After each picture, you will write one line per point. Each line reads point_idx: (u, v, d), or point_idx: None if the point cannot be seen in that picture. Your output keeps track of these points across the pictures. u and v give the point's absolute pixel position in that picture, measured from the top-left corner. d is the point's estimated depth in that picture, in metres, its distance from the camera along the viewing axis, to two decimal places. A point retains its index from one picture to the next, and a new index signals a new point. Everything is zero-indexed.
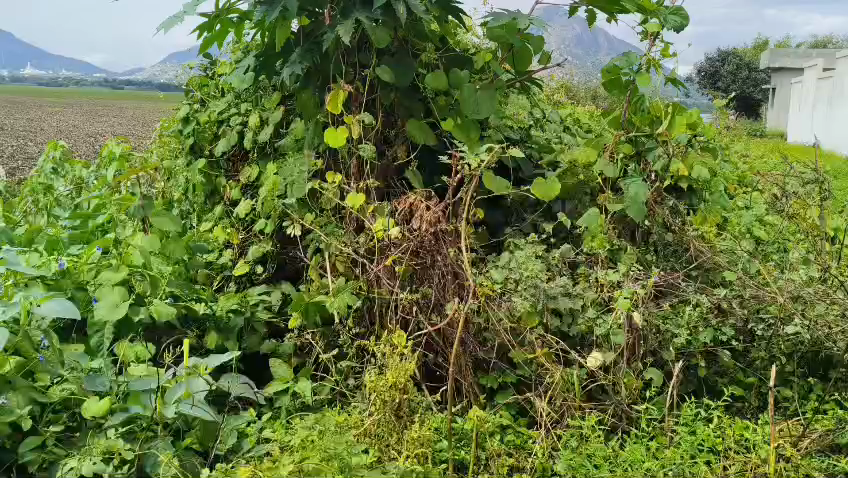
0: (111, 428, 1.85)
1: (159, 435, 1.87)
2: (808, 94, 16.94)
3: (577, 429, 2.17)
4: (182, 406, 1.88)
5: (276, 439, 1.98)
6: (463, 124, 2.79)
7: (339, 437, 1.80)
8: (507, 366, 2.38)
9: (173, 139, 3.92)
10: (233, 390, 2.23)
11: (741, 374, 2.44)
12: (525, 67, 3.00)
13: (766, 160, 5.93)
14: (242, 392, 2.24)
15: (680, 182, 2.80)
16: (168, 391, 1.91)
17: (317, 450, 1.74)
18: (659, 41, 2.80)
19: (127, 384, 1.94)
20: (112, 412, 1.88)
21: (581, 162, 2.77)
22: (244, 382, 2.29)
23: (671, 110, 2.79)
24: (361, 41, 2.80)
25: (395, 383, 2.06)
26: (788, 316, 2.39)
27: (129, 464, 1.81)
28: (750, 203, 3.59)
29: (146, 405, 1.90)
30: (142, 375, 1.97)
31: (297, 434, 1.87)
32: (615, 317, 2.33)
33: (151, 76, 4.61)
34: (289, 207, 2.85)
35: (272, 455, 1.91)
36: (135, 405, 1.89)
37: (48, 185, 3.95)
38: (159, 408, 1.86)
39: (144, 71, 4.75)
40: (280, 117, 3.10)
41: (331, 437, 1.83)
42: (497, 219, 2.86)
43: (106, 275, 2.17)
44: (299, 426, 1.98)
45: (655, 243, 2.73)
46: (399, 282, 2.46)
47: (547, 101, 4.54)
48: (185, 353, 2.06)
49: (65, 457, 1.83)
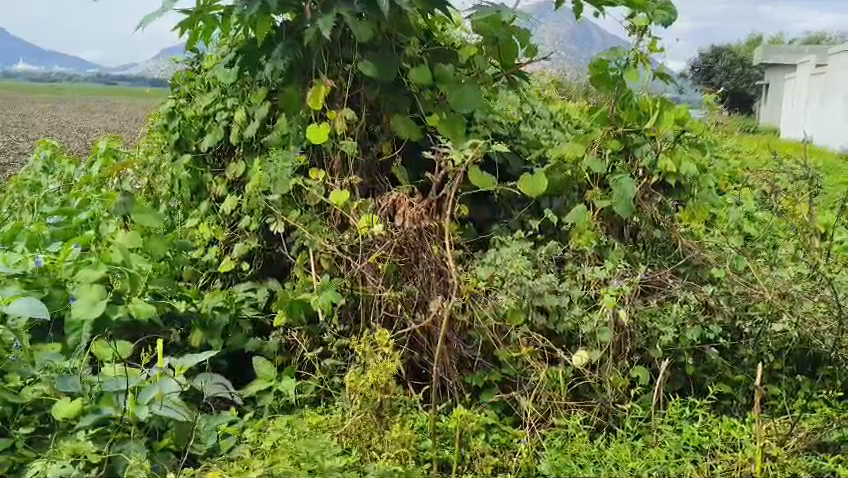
0: (81, 431, 1.80)
1: (133, 437, 1.82)
2: (801, 91, 16.95)
3: (563, 428, 2.15)
4: (158, 408, 1.87)
5: (251, 441, 1.96)
6: (449, 119, 2.77)
7: (313, 441, 1.86)
8: (492, 365, 2.34)
9: (160, 135, 3.87)
10: (207, 391, 2.19)
11: (729, 372, 2.39)
12: (512, 61, 2.98)
13: (758, 157, 5.90)
14: (216, 392, 2.20)
15: (668, 180, 2.75)
16: (142, 392, 1.90)
17: (287, 455, 1.80)
18: (647, 35, 2.77)
19: (100, 386, 1.90)
20: (84, 413, 1.83)
21: (568, 157, 2.78)
22: (219, 382, 2.24)
23: (659, 106, 2.76)
24: (345, 36, 2.75)
25: (376, 383, 2.04)
26: (776, 313, 2.39)
27: (97, 467, 1.74)
28: (740, 200, 3.56)
29: (118, 406, 1.86)
30: (115, 376, 1.97)
31: (269, 439, 1.93)
32: (600, 314, 2.33)
33: (141, 72, 4.56)
34: (272, 203, 2.80)
35: (244, 458, 1.92)
36: (107, 406, 1.85)
37: (36, 182, 3.93)
38: (131, 408, 1.84)
39: (134, 67, 4.72)
40: (265, 113, 3.07)
41: (305, 441, 1.88)
42: (484, 214, 2.82)
43: (84, 273, 2.16)
44: (274, 429, 2.02)
45: (642, 240, 2.71)
46: (382, 280, 2.43)
47: (537, 96, 4.53)
48: (160, 352, 2.06)
49: (35, 460, 1.78)
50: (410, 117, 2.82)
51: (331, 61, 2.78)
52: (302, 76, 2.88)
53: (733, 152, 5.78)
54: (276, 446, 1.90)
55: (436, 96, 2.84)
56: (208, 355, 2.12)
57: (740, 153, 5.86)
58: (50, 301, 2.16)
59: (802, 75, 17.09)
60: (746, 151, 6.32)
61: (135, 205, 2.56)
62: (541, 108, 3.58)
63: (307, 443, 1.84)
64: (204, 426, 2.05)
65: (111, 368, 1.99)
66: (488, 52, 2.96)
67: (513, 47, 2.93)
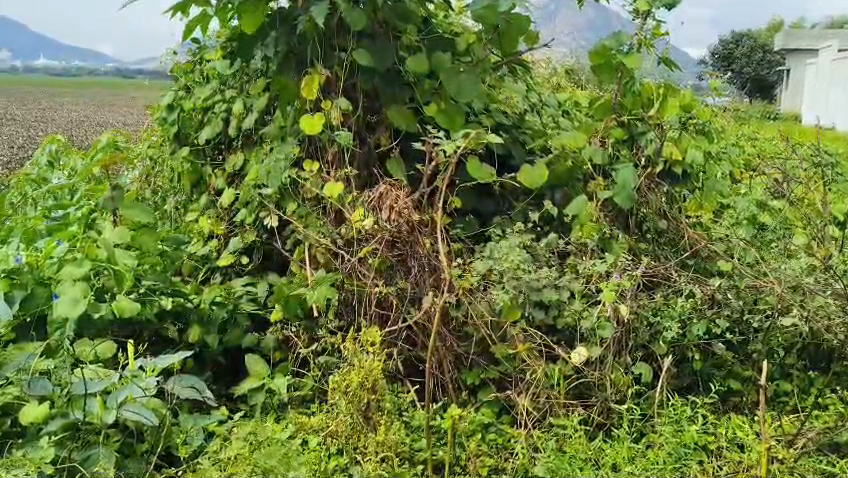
0: (45, 436, 1.78)
1: (102, 442, 1.80)
2: (822, 76, 16.66)
3: (561, 429, 2.08)
4: (126, 410, 1.83)
5: (212, 451, 1.93)
6: (447, 109, 2.65)
7: (275, 449, 1.88)
8: (488, 362, 2.26)
9: (160, 128, 3.81)
10: (181, 393, 2.04)
11: (739, 366, 2.34)
12: (513, 50, 2.84)
13: (775, 143, 5.75)
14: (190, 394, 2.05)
15: (675, 168, 2.66)
16: (111, 395, 1.86)
17: (247, 465, 1.84)
18: (651, 18, 2.68)
19: (70, 388, 1.85)
20: (52, 417, 1.81)
21: (570, 147, 2.65)
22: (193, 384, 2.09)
23: (663, 91, 2.67)
24: (341, 24, 2.68)
25: (362, 383, 1.97)
26: (785, 307, 2.29)
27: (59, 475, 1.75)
28: (755, 188, 3.46)
29: (86, 410, 1.82)
30: (90, 378, 1.93)
31: (230, 447, 1.93)
32: (601, 309, 2.25)
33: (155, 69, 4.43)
34: (268, 196, 2.75)
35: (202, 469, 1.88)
36: (76, 410, 1.83)
37: (39, 177, 3.86)
38: (98, 412, 1.80)
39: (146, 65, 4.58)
40: (263, 104, 3.00)
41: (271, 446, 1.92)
42: (487, 207, 2.70)
43: (66, 269, 2.06)
44: (243, 436, 1.96)
45: (648, 231, 2.61)
46: (374, 275, 2.36)
47: (546, 85, 4.42)
48: (134, 350, 2.02)
49: None
50: (408, 106, 2.70)
51: (327, 50, 2.70)
52: (298, 67, 2.78)
53: (748, 140, 5.65)
54: (234, 458, 1.89)
55: (434, 85, 2.71)
56: (184, 354, 2.07)
57: (756, 140, 5.70)
58: (32, 300, 2.13)
59: (823, 60, 16.77)
60: (762, 139, 6.15)
61: (124, 200, 2.51)
62: (550, 97, 3.50)
63: (266, 453, 1.87)
64: (192, 426, 2.03)
65: (88, 368, 1.94)
66: (489, 41, 2.80)
67: (514, 35, 2.78)
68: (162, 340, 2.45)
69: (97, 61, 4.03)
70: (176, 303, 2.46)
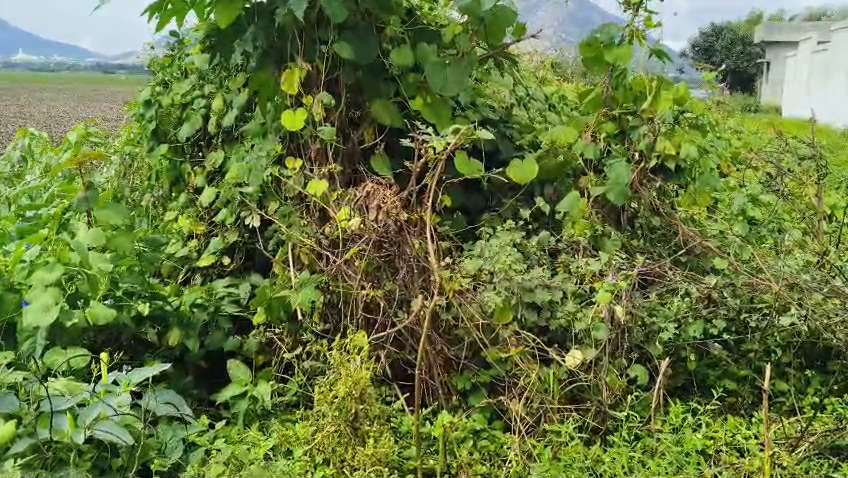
0: (10, 459, 1.63)
1: (71, 462, 1.71)
2: (803, 69, 16.72)
3: (555, 436, 2.02)
4: (98, 430, 1.73)
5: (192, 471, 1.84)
6: (433, 103, 2.56)
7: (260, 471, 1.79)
8: (480, 366, 2.18)
9: (137, 124, 3.69)
10: (159, 410, 1.94)
11: (735, 366, 2.26)
12: (499, 41, 2.68)
13: (760, 136, 5.73)
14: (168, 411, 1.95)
15: (667, 163, 2.56)
16: (82, 413, 1.75)
17: None
18: (642, 10, 2.59)
19: (37, 403, 1.75)
20: (19, 437, 1.67)
21: (560, 141, 2.58)
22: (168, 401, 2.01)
23: (655, 84, 2.55)
24: (321, 18, 2.55)
25: (349, 394, 1.87)
26: (784, 306, 2.24)
27: None
28: (745, 182, 3.41)
29: (54, 429, 1.72)
30: (60, 391, 1.83)
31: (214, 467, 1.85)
32: (596, 310, 2.17)
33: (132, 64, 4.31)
34: (248, 195, 2.66)
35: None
36: (43, 429, 1.71)
37: (12, 176, 3.73)
38: (68, 431, 1.69)
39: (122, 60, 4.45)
40: (244, 100, 2.91)
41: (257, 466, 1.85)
42: (475, 205, 2.65)
43: (37, 275, 1.97)
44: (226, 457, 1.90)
45: (641, 227, 2.55)
46: (361, 277, 2.27)
47: (533, 78, 4.35)
48: (105, 363, 1.91)
49: None
50: (393, 101, 2.61)
51: (307, 43, 2.58)
52: (278, 60, 2.66)
53: (736, 133, 5.60)
54: None
55: (420, 78, 2.61)
56: (159, 369, 1.96)
57: (742, 133, 5.67)
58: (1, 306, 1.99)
59: (804, 52, 16.82)
60: (750, 131, 6.11)
61: (98, 200, 2.37)
62: (538, 92, 3.43)
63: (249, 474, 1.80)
64: (170, 438, 1.96)
65: (56, 379, 1.86)
66: (474, 32, 2.64)
67: (503, 25, 2.65)
68: (140, 344, 2.37)
69: (77, 57, 3.90)
70: (155, 307, 2.36)
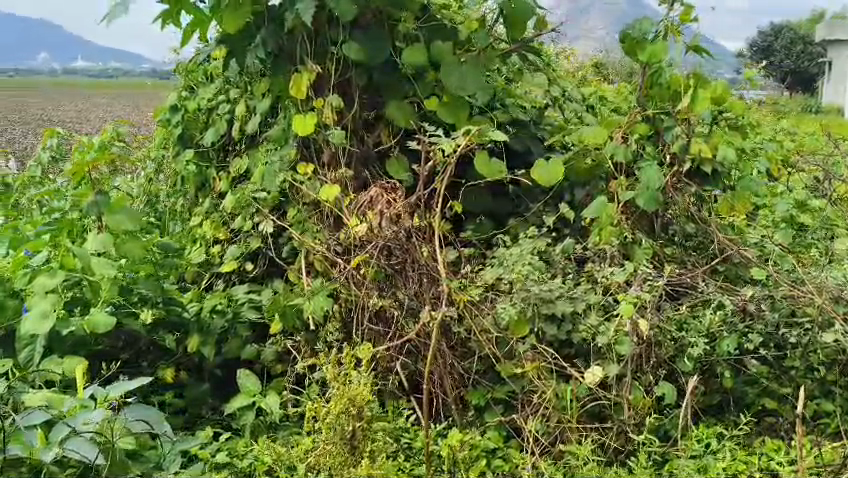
0: None
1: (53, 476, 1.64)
2: None
3: (572, 458, 1.89)
4: (68, 449, 1.64)
5: None
6: (449, 103, 2.45)
7: None
8: (494, 381, 2.09)
9: (164, 129, 3.65)
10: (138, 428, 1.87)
11: (776, 384, 2.10)
12: (522, 34, 2.57)
13: (816, 138, 5.41)
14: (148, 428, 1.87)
15: (703, 166, 2.40)
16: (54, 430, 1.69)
17: None
18: (677, 4, 2.44)
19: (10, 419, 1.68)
20: None
21: (590, 143, 2.41)
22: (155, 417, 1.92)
23: (691, 83, 2.39)
24: (333, 16, 2.47)
25: (343, 412, 1.76)
26: (827, 321, 2.07)
27: None
28: (793, 187, 3.20)
29: (25, 445, 1.65)
30: (38, 404, 1.76)
31: None
32: (618, 324, 2.01)
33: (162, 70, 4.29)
34: (264, 200, 2.59)
35: None
36: (14, 446, 1.63)
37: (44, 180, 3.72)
38: (38, 448, 1.63)
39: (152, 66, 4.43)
40: (267, 105, 2.84)
41: None
42: (502, 209, 2.55)
43: (38, 281, 1.94)
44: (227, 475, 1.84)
45: (675, 235, 2.40)
46: (371, 285, 2.19)
47: (571, 81, 4.17)
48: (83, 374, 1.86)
49: None
50: (408, 102, 2.51)
51: (323, 44, 2.50)
52: (292, 62, 2.59)
53: (789, 135, 5.30)
54: None
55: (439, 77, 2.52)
56: (142, 383, 1.89)
57: (796, 136, 5.37)
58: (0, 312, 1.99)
59: None
60: (804, 134, 5.79)
61: (109, 205, 2.27)
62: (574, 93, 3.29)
63: None
64: (170, 449, 1.90)
65: (37, 393, 1.79)
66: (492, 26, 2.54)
67: (522, 16, 2.53)
68: (158, 349, 2.32)
69: None
70: (172, 313, 2.29)
